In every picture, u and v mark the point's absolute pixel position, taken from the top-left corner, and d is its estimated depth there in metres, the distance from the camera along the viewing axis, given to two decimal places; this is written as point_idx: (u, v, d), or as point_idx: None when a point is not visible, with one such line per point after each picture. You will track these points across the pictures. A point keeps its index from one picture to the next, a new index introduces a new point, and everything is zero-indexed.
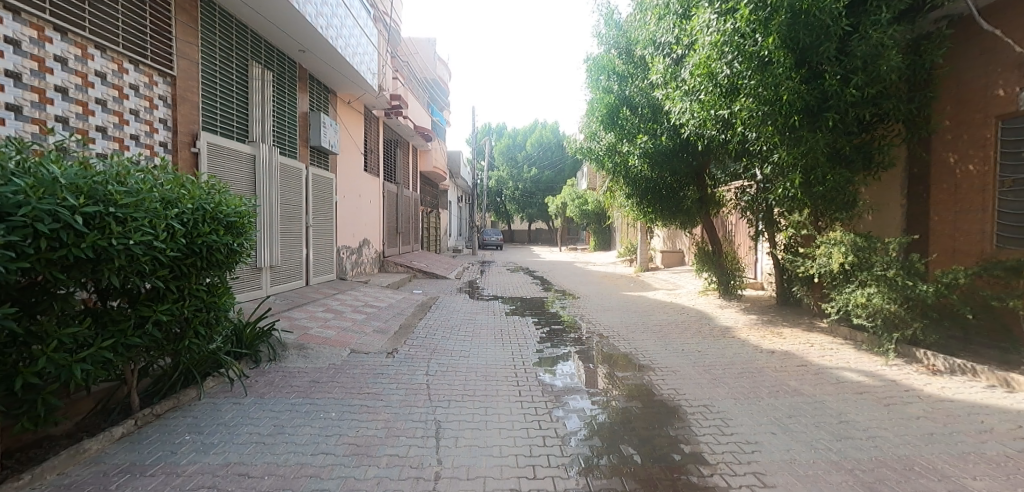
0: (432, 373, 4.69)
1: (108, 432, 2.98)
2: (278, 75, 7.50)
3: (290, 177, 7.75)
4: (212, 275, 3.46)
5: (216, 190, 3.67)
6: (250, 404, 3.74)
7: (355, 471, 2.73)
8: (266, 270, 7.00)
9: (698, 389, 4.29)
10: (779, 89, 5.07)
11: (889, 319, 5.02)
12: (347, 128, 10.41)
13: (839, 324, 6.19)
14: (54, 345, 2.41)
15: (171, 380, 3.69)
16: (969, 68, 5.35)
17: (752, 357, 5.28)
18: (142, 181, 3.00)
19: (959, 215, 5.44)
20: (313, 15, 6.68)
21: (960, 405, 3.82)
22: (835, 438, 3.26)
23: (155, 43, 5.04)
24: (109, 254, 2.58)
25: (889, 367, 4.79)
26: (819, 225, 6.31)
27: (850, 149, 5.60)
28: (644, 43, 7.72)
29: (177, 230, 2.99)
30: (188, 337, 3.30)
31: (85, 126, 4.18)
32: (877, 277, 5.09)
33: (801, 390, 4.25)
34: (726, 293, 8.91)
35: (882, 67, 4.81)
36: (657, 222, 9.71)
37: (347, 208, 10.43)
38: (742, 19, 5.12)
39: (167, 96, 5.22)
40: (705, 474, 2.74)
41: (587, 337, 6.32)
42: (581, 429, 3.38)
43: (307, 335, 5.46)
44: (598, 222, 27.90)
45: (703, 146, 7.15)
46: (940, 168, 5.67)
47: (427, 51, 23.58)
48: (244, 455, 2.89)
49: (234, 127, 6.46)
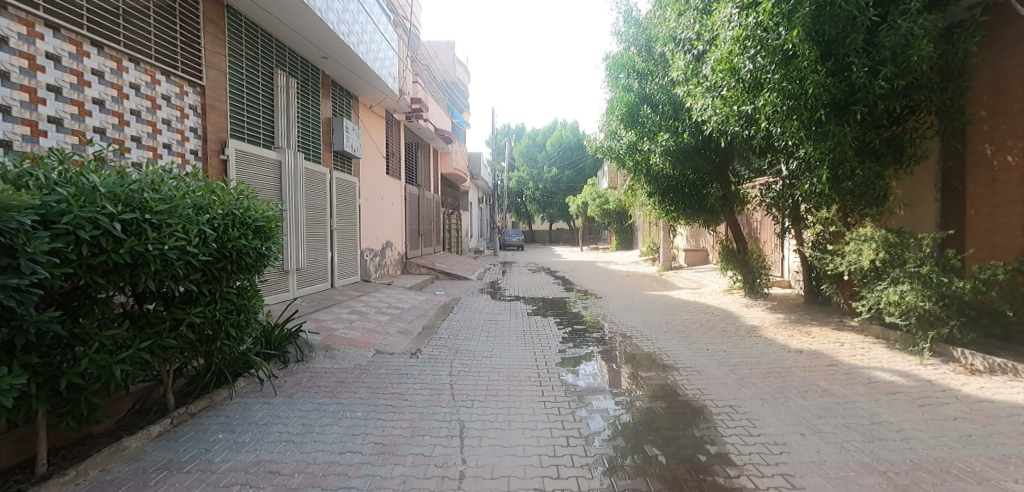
0: (455, 374, 4.74)
1: (147, 430, 3.10)
2: (302, 82, 7.66)
3: (315, 181, 7.91)
4: (242, 279, 3.56)
5: (245, 195, 3.78)
6: (280, 404, 3.84)
7: (382, 469, 2.78)
8: (293, 272, 7.17)
9: (723, 389, 4.24)
10: (804, 83, 5.00)
11: (923, 317, 4.91)
12: (369, 132, 10.59)
13: (870, 322, 6.03)
14: (95, 346, 2.51)
15: (204, 380, 3.80)
16: (1006, 56, 5.15)
17: (780, 357, 5.18)
18: (175, 188, 3.11)
19: (998, 208, 5.25)
20: (334, 23, 6.82)
21: (1000, 406, 3.68)
22: (867, 439, 3.18)
23: (185, 55, 5.20)
24: (146, 259, 2.69)
25: (923, 367, 4.65)
26: (848, 221, 6.16)
27: (880, 142, 5.45)
28: (663, 40, 7.62)
29: (208, 235, 3.10)
30: (220, 339, 3.41)
31: (121, 136, 4.34)
32: (910, 274, 4.93)
33: (832, 390, 4.16)
34: (751, 292, 8.75)
35: (913, 58, 4.66)
36: (680, 220, 9.59)
37: (370, 210, 10.60)
38: (764, 13, 5.01)
39: (196, 105, 5.38)
40: (732, 475, 2.71)
41: (610, 337, 6.30)
42: (604, 430, 3.38)
43: (333, 336, 5.58)
44: (618, 221, 27.64)
45: (727, 143, 7.03)
46: (976, 161, 5.47)
47: (445, 54, 23.78)
48: (275, 453, 2.97)
49: (260, 134, 6.63)
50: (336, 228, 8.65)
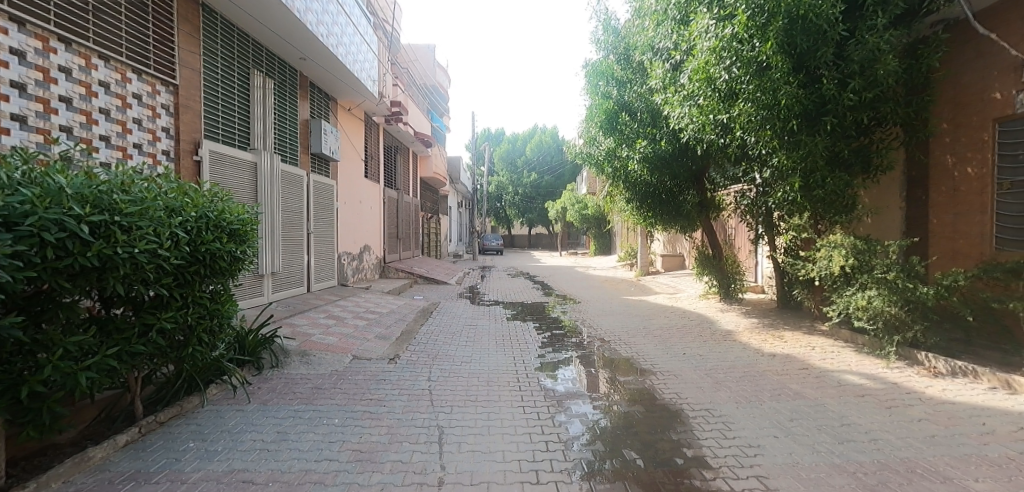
0: (434, 379, 4.71)
1: (112, 440, 3.00)
2: (279, 83, 7.55)
3: (292, 183, 7.79)
4: (215, 283, 3.47)
5: (219, 198, 3.69)
6: (253, 411, 3.76)
7: (360, 477, 2.74)
8: (268, 276, 7.02)
9: (700, 393, 4.30)
10: (778, 94, 5.10)
11: (889, 322, 5.03)
12: (348, 135, 10.46)
13: (840, 327, 6.19)
14: (59, 353, 2.42)
15: (174, 387, 3.72)
16: (965, 72, 5.37)
17: (753, 361, 5.28)
18: (146, 189, 3.02)
19: (959, 216, 5.45)
20: (314, 24, 6.74)
21: (962, 407, 3.82)
22: (837, 441, 3.27)
23: (158, 53, 5.08)
24: (114, 263, 2.60)
25: (890, 370, 4.79)
26: (819, 228, 6.31)
27: (849, 152, 5.62)
28: (642, 48, 7.71)
29: (181, 238, 3.01)
30: (191, 344, 3.31)
31: (88, 136, 4.21)
32: (877, 280, 5.09)
33: (803, 393, 4.26)
34: (727, 297, 8.90)
35: (880, 72, 4.81)
36: (657, 226, 9.63)
37: (348, 214, 10.45)
38: (740, 25, 5.12)
39: (169, 105, 5.25)
40: (708, 478, 2.74)
41: (588, 342, 6.33)
42: (583, 434, 3.39)
43: (309, 342, 5.48)
44: (597, 227, 27.77)
45: (703, 150, 7.13)
46: (939, 172, 5.67)
47: (427, 58, 23.70)
48: (248, 462, 2.91)
49: (235, 135, 6.50)
50: (312, 231, 8.51)
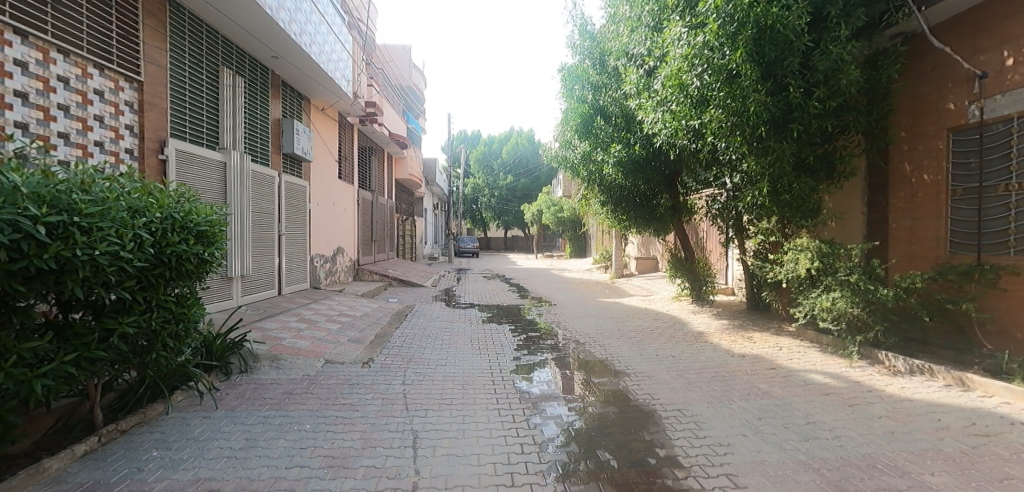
0: (409, 383, 4.67)
1: (70, 450, 2.88)
2: (250, 81, 7.37)
3: (262, 184, 7.62)
4: (181, 286, 3.34)
5: (185, 198, 3.57)
6: (221, 418, 3.66)
7: (331, 483, 2.70)
8: (237, 279, 6.84)
9: (672, 393, 4.38)
10: (747, 101, 5.25)
11: (852, 323, 5.22)
12: (321, 135, 10.28)
13: (806, 328, 6.39)
14: (13, 360, 2.33)
15: (137, 394, 3.59)
16: (922, 83, 5.61)
17: (724, 361, 5.40)
18: (108, 189, 2.91)
19: (916, 221, 5.67)
20: (286, 22, 6.61)
21: (919, 404, 3.99)
22: (802, 438, 3.36)
23: (122, 47, 4.90)
24: (73, 265, 2.50)
25: (852, 369, 4.96)
26: (786, 232, 6.50)
27: (814, 159, 5.80)
28: (616, 54, 7.81)
29: (145, 239, 2.88)
30: (155, 350, 3.19)
31: (46, 132, 4.04)
32: (841, 281, 5.28)
33: (771, 392, 4.37)
34: (698, 299, 9.08)
35: (843, 81, 4.99)
36: (631, 229, 9.75)
37: (321, 215, 10.28)
38: (711, 33, 5.25)
39: (133, 102, 5.07)
40: (679, 477, 2.79)
41: (564, 344, 6.38)
42: (557, 436, 3.41)
43: (280, 346, 5.36)
44: (572, 230, 27.99)
45: (675, 155, 7.27)
46: (897, 178, 5.91)
47: (404, 59, 23.51)
48: (215, 470, 2.83)
49: (203, 134, 6.32)
50: (283, 233, 8.34)
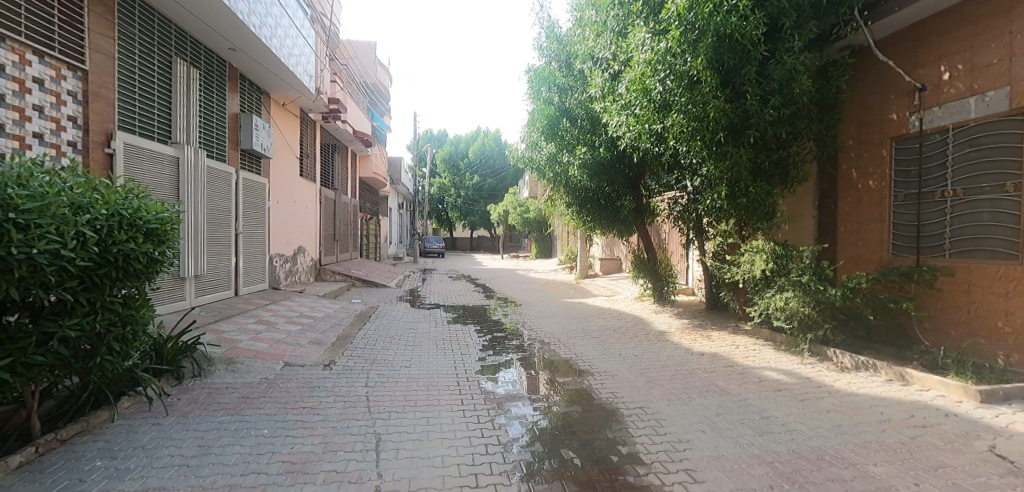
0: (373, 384, 4.60)
1: (3, 462, 2.69)
2: (206, 73, 7.08)
3: (218, 181, 7.33)
4: (129, 286, 3.14)
5: (134, 195, 3.39)
6: (172, 425, 3.50)
7: (290, 489, 2.62)
8: (190, 279, 6.56)
9: (634, 391, 4.47)
10: (707, 107, 5.41)
11: (804, 321, 5.46)
12: (281, 130, 9.96)
13: (761, 326, 6.65)
14: None
15: (79, 401, 3.39)
16: (869, 94, 5.92)
17: (684, 359, 5.55)
18: (48, 184, 2.75)
19: (862, 225, 6.00)
20: (245, 14, 6.40)
21: (864, 398, 4.21)
22: (757, 433, 3.49)
23: (65, 34, 4.63)
24: (7, 265, 2.36)
25: (804, 366, 5.19)
26: (743, 234, 6.74)
27: (770, 164, 6.04)
28: (582, 57, 7.91)
29: (89, 237, 2.72)
30: (100, 354, 3.01)
31: None
32: (793, 282, 5.52)
33: (729, 389, 4.52)
34: (660, 298, 9.31)
35: (796, 90, 5.22)
36: (596, 230, 9.89)
37: (282, 214, 9.97)
38: (674, 39, 5.38)
39: (77, 92, 4.79)
40: (641, 473, 2.85)
41: (529, 344, 6.41)
42: (522, 436, 3.43)
43: (236, 349, 5.17)
44: (539, 231, 28.17)
45: (639, 158, 7.43)
46: (846, 184, 6.23)
47: (370, 56, 23.13)
48: (165, 480, 2.70)
49: (154, 128, 6.04)
50: (241, 232, 8.05)
